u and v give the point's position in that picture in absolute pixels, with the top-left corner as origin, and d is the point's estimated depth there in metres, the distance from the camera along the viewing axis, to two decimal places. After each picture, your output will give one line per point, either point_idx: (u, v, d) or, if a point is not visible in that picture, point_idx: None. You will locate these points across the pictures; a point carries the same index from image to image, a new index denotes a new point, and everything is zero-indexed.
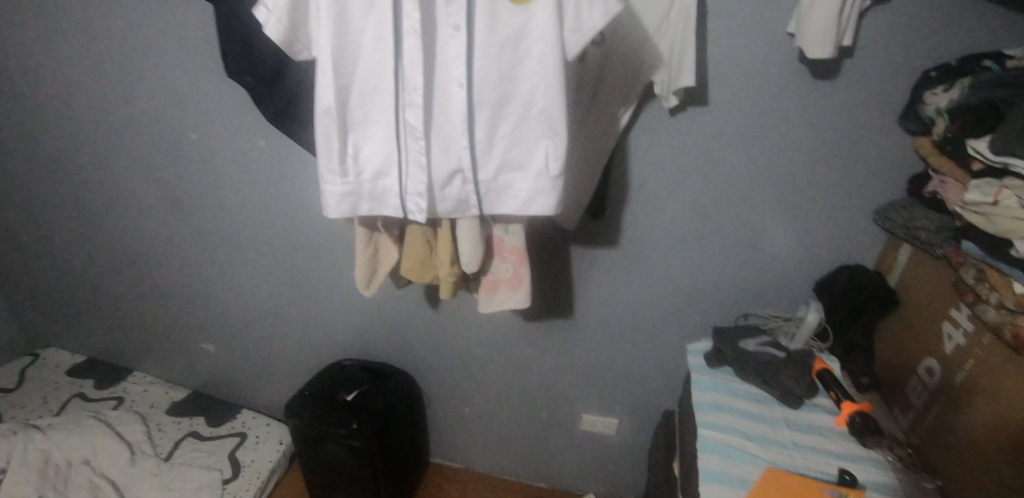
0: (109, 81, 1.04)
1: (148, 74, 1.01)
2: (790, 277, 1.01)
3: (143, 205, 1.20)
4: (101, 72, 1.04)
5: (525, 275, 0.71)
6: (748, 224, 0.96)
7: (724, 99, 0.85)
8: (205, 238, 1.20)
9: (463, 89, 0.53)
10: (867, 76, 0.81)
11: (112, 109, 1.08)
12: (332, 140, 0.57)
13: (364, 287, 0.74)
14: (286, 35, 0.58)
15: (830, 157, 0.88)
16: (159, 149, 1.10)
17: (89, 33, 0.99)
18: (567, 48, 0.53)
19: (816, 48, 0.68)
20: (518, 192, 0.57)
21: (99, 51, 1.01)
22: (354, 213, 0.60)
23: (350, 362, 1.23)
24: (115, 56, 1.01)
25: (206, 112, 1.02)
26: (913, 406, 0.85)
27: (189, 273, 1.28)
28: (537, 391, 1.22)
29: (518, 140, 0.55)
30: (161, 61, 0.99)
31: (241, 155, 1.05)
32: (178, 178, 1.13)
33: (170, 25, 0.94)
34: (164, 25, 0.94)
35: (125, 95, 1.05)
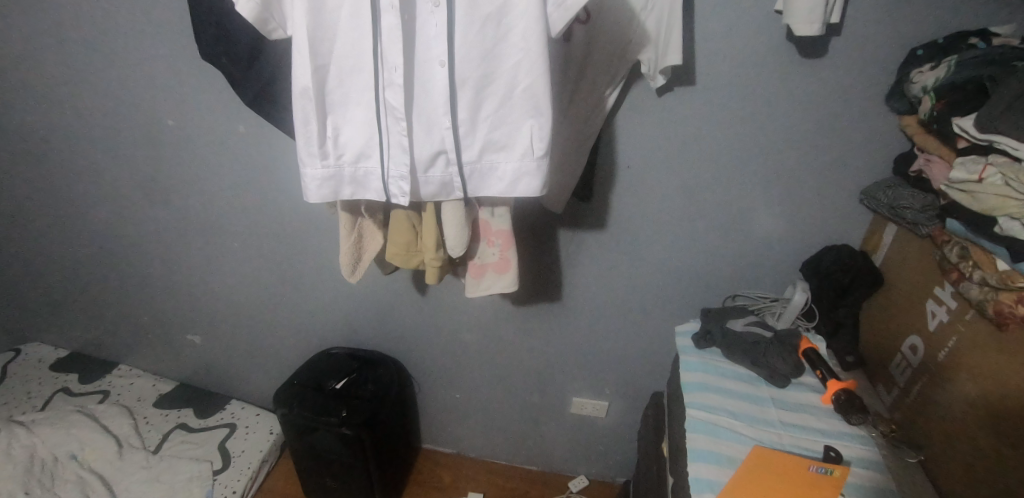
0: (77, 65, 1.00)
1: (119, 57, 0.97)
2: (777, 258, 1.01)
3: (121, 195, 1.17)
4: (69, 55, 0.99)
5: (512, 259, 0.70)
6: (736, 206, 0.96)
7: (711, 79, 0.84)
8: (187, 228, 1.18)
9: (444, 68, 0.51)
10: (854, 55, 0.80)
11: (82, 94, 1.04)
12: (310, 121, 0.55)
13: (348, 274, 0.72)
14: (259, 12, 0.55)
15: (817, 138, 0.88)
16: (134, 136, 1.07)
17: (53, 14, 0.94)
18: (551, 25, 0.51)
19: (804, 25, 0.67)
20: (503, 174, 0.56)
21: (66, 33, 0.96)
22: (336, 197, 0.59)
23: (339, 350, 1.22)
24: (81, 39, 0.96)
25: (181, 97, 0.99)
26: (897, 383, 0.86)
27: (172, 263, 1.25)
28: (527, 375, 1.22)
29: (503, 120, 0.54)
30: (132, 43, 0.95)
31: (220, 140, 1.02)
32: (156, 166, 1.10)
33: (138, 4, 0.90)
34: (133, 5, 0.90)
35: (95, 79, 1.01)
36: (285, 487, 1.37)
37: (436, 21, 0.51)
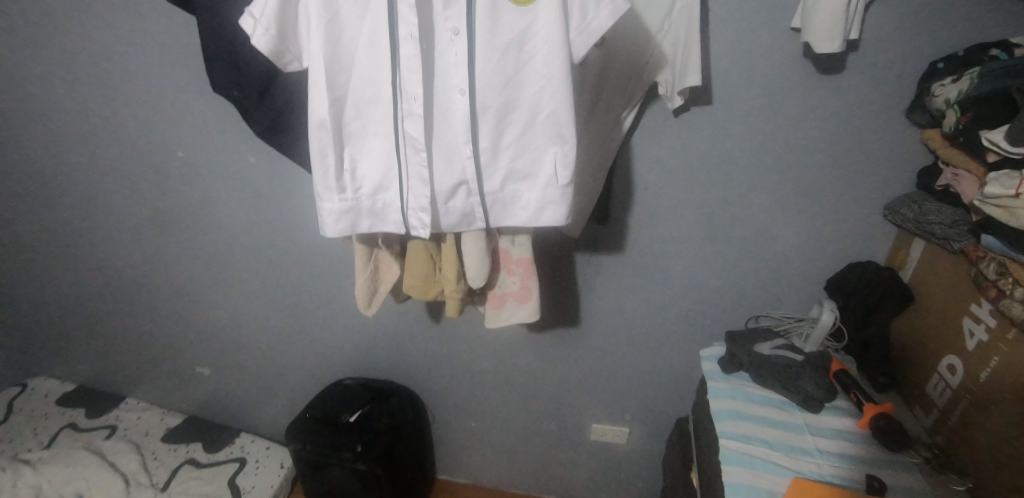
0: (88, 100, 1.01)
1: (132, 91, 0.97)
2: (801, 277, 0.99)
3: (131, 227, 1.16)
4: (82, 90, 1.00)
5: (534, 288, 0.68)
6: (758, 224, 0.94)
7: (728, 99, 0.83)
8: (197, 259, 1.16)
9: (465, 97, 0.50)
10: (871, 71, 0.80)
11: (94, 128, 1.04)
12: (327, 154, 0.53)
13: (363, 307, 0.70)
14: (275, 45, 0.55)
15: (837, 154, 0.87)
16: (145, 169, 1.07)
17: (66, 51, 0.95)
18: (574, 51, 0.50)
19: (824, 42, 0.66)
20: (527, 203, 0.54)
21: (79, 69, 0.97)
22: (353, 231, 0.57)
23: (350, 380, 1.17)
24: (93, 74, 0.97)
25: (192, 128, 0.99)
26: (935, 405, 0.83)
27: (181, 294, 1.24)
28: (545, 402, 1.19)
29: (526, 149, 0.52)
30: (145, 78, 0.95)
31: (231, 172, 1.02)
32: (167, 198, 1.09)
33: (153, 39, 0.90)
34: (147, 40, 0.91)
35: (106, 113, 1.01)
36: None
37: (456, 50, 0.50)
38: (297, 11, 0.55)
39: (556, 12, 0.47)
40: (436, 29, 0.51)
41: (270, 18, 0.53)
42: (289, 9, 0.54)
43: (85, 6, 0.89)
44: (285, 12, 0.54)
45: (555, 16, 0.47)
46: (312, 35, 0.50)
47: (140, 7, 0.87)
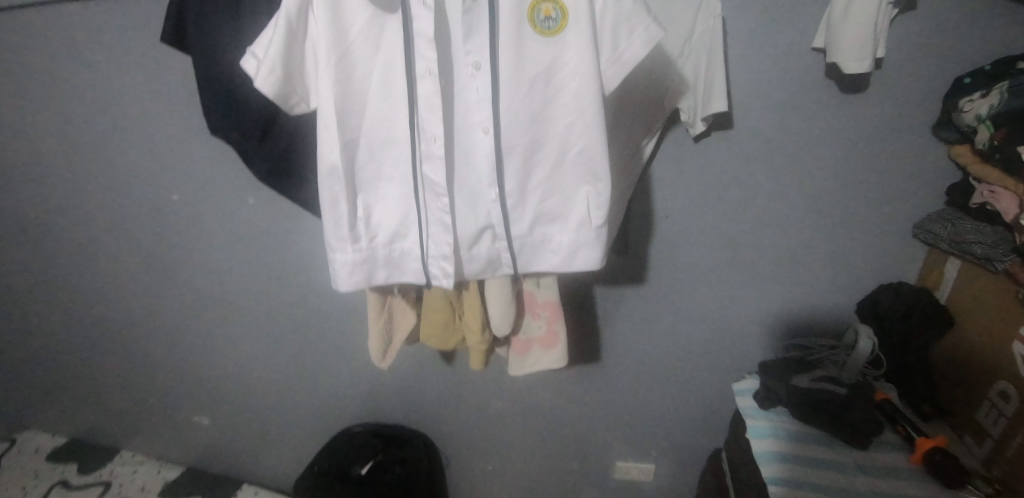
0: (78, 145, 0.96)
1: (127, 133, 0.93)
2: (830, 300, 0.95)
3: (127, 273, 1.10)
4: (72, 134, 0.95)
5: (562, 331, 0.64)
6: (785, 247, 0.90)
7: (749, 121, 0.80)
8: (196, 303, 1.11)
9: (489, 135, 0.46)
10: (894, 88, 0.77)
11: (83, 174, 0.99)
12: (340, 202, 0.49)
13: (378, 361, 0.65)
14: (282, 87, 0.51)
15: (863, 173, 0.84)
16: (141, 212, 1.02)
17: (56, 96, 0.91)
18: (606, 83, 0.46)
19: (853, 63, 0.64)
20: (559, 246, 0.50)
21: (70, 114, 0.93)
22: (369, 283, 0.52)
23: (361, 428, 1.10)
24: (84, 119, 0.93)
25: (189, 171, 0.95)
26: (988, 435, 0.78)
27: (178, 341, 1.18)
28: (566, 441, 1.12)
29: (556, 189, 0.49)
30: (141, 119, 0.91)
31: (231, 213, 0.98)
32: (164, 242, 1.04)
33: (150, 80, 0.87)
34: (143, 82, 0.87)
35: (97, 158, 0.97)
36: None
37: (478, 86, 0.46)
38: (303, 50, 0.51)
39: (587, 43, 0.43)
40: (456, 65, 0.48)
41: (275, 59, 0.49)
42: (295, 48, 0.50)
43: (79, 49, 0.86)
44: (291, 51, 0.50)
45: (586, 47, 0.43)
46: (320, 75, 0.46)
47: (138, 49, 0.84)
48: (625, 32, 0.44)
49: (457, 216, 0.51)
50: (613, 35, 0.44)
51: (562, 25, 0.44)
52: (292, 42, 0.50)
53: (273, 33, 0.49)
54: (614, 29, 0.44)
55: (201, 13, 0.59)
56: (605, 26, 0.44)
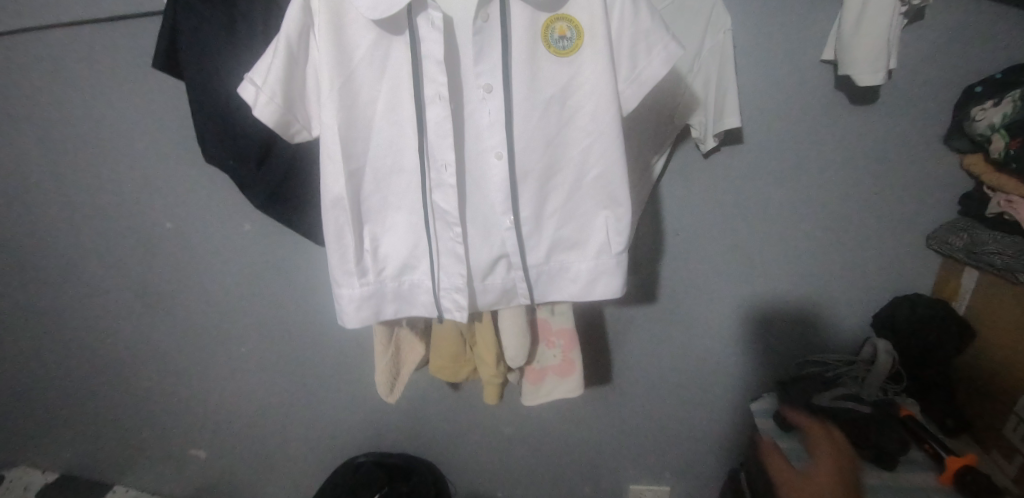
0: (57, 175, 0.91)
1: (112, 161, 0.89)
2: (845, 314, 0.92)
3: (113, 305, 1.05)
4: (50, 162, 0.90)
5: (577, 359, 0.62)
6: (797, 260, 0.88)
7: (759, 135, 0.78)
8: (190, 332, 1.07)
9: (502, 160, 0.44)
10: (904, 99, 0.76)
11: (62, 205, 0.94)
12: (346, 234, 0.46)
13: (385, 395, 0.62)
14: (282, 114, 0.49)
15: (874, 185, 0.83)
16: (128, 242, 0.97)
17: (31, 124, 0.86)
18: (624, 102, 0.44)
19: (866, 75, 0.63)
20: (577, 275, 0.48)
21: (47, 143, 0.88)
22: (377, 318, 0.49)
23: (364, 458, 1.05)
24: (63, 147, 0.88)
25: (182, 198, 0.91)
26: (1018, 450, 0.75)
27: (173, 373, 1.13)
28: (578, 465, 1.08)
29: (573, 214, 0.47)
30: (127, 147, 0.87)
31: (228, 240, 0.94)
32: (154, 272, 1.00)
33: (139, 106, 0.83)
34: (132, 108, 0.83)
35: (78, 188, 0.92)
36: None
37: (490, 110, 0.44)
38: (304, 76, 0.49)
39: (604, 63, 0.42)
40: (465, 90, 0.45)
41: (275, 86, 0.47)
42: (296, 72, 0.48)
43: (60, 75, 0.82)
44: (292, 77, 0.48)
45: (604, 67, 0.42)
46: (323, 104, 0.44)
47: (126, 74, 0.81)
48: (643, 52, 0.43)
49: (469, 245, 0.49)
50: (631, 54, 0.43)
51: (577, 45, 0.43)
52: (292, 67, 0.48)
53: (273, 59, 0.47)
54: (632, 48, 0.43)
55: (196, 38, 0.56)
56: (623, 45, 0.43)
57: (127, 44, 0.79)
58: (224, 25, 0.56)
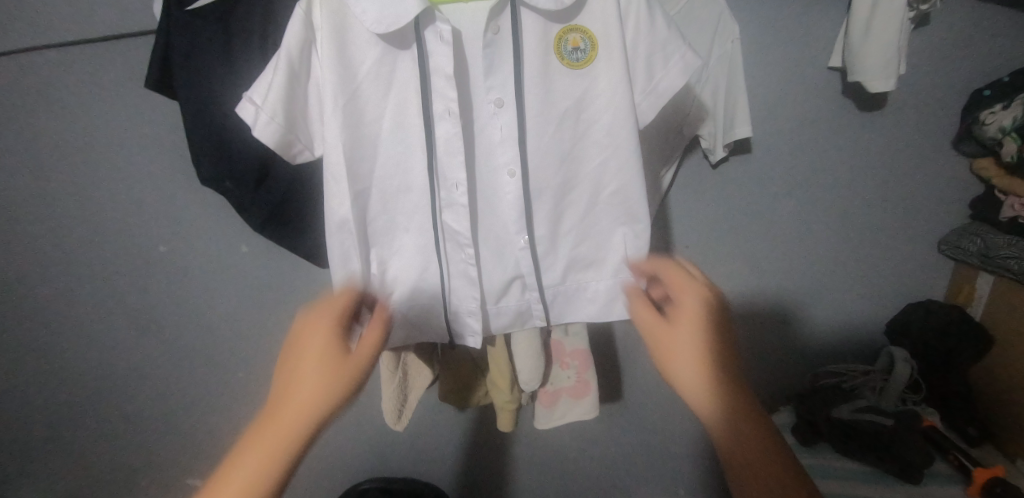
0: (22, 205, 0.84)
1: (91, 187, 0.83)
2: (859, 323, 0.91)
3: (90, 340, 0.98)
4: (16, 193, 0.83)
5: (591, 380, 0.62)
6: (809, 269, 0.86)
7: (767, 144, 0.77)
8: (180, 362, 1.02)
9: (515, 178, 0.44)
10: (912, 104, 0.75)
11: (30, 237, 0.87)
12: (352, 259, 0.45)
13: (393, 423, 0.59)
14: (283, 134, 0.47)
15: (885, 191, 0.81)
16: (108, 272, 0.91)
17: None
18: (641, 115, 0.45)
19: (878, 81, 0.62)
20: (594, 293, 0.49)
21: (14, 171, 0.81)
22: (386, 345, 0.48)
23: (370, 484, 0.98)
24: (32, 174, 0.82)
25: (171, 224, 0.87)
26: None
27: (161, 410, 1.07)
28: (590, 487, 1.04)
29: (589, 231, 0.48)
30: (108, 171, 0.82)
31: (224, 265, 0.91)
32: (139, 301, 0.95)
33: (121, 127, 0.79)
34: (112, 130, 0.79)
35: (49, 218, 0.85)
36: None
37: (502, 124, 0.44)
38: (304, 93, 0.47)
39: (620, 75, 0.43)
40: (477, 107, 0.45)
41: (275, 105, 0.45)
42: (296, 90, 0.46)
43: (28, 98, 0.76)
44: (292, 95, 0.46)
45: (620, 81, 0.43)
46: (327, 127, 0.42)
47: (105, 94, 0.76)
48: (660, 62, 0.44)
49: (482, 265, 0.49)
50: (647, 67, 0.44)
51: (591, 57, 0.43)
52: (293, 84, 0.46)
53: (272, 76, 0.45)
54: (648, 60, 0.44)
55: (189, 56, 0.54)
56: (638, 57, 0.44)
57: (107, 63, 0.75)
58: (218, 42, 0.54)
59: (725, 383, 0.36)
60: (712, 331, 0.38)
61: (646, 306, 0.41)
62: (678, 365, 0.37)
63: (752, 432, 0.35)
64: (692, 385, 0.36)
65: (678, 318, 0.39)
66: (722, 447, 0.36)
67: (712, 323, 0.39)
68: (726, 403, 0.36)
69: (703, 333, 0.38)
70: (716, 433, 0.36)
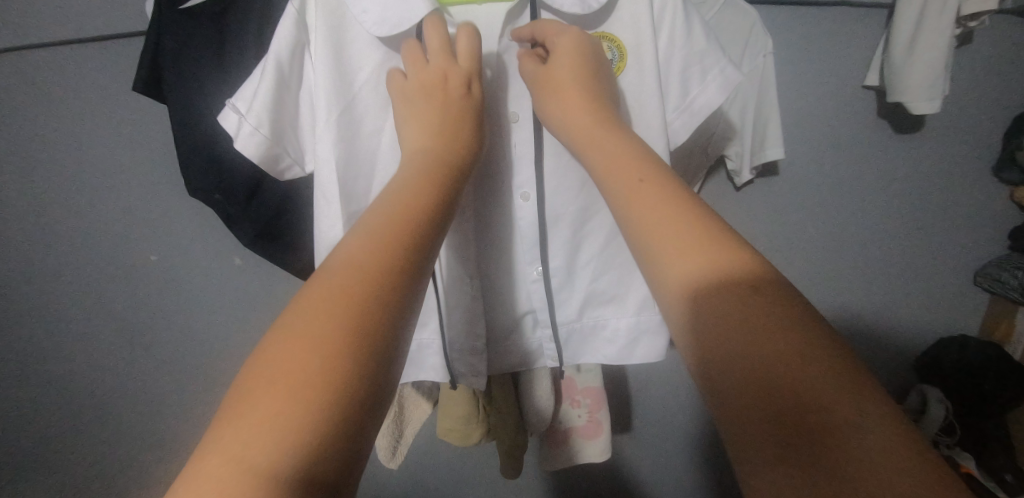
0: None
1: (21, 209, 0.69)
2: (893, 361, 0.84)
3: (10, 391, 0.81)
4: None
5: (603, 421, 0.59)
6: (833, 298, 0.81)
7: (794, 166, 0.72)
8: (117, 415, 0.83)
9: (529, 203, 0.44)
10: (951, 128, 0.70)
11: None
12: None
13: (385, 461, 0.54)
14: (269, 147, 0.43)
15: (920, 219, 0.76)
16: (40, 310, 0.76)
17: None
18: (674, 134, 0.45)
19: (922, 102, 0.57)
20: (614, 331, 0.47)
21: None
22: None
23: None
24: None
25: (115, 247, 0.73)
26: None
27: (81, 476, 0.86)
28: None
29: (607, 266, 0.47)
30: (44, 192, 0.68)
31: (175, 295, 0.77)
32: (75, 344, 0.79)
33: (60, 140, 0.66)
34: (50, 141, 0.66)
35: None
36: (285, 383, 0.25)
37: (517, 140, 0.43)
38: (295, 99, 0.43)
39: (653, 86, 0.43)
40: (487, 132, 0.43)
41: (262, 115, 0.41)
42: (283, 98, 0.42)
43: None
44: (279, 106, 0.42)
45: (651, 93, 0.43)
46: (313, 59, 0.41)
47: (42, 99, 0.64)
48: (697, 75, 0.44)
49: (489, 294, 0.48)
50: (683, 80, 0.44)
51: (618, 68, 0.44)
52: (282, 91, 0.42)
53: (260, 81, 0.41)
54: (684, 73, 0.44)
55: (177, 59, 0.50)
56: (672, 71, 0.44)
57: (45, 64, 0.62)
58: (211, 43, 0.51)
59: (600, 115, 0.37)
60: (588, 72, 0.39)
61: (528, 55, 0.41)
62: (550, 100, 0.39)
63: (627, 149, 0.35)
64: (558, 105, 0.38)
65: (554, 57, 0.39)
66: (598, 166, 0.35)
67: (589, 63, 0.39)
68: (591, 114, 0.37)
69: (580, 73, 0.38)
70: (592, 154, 0.36)
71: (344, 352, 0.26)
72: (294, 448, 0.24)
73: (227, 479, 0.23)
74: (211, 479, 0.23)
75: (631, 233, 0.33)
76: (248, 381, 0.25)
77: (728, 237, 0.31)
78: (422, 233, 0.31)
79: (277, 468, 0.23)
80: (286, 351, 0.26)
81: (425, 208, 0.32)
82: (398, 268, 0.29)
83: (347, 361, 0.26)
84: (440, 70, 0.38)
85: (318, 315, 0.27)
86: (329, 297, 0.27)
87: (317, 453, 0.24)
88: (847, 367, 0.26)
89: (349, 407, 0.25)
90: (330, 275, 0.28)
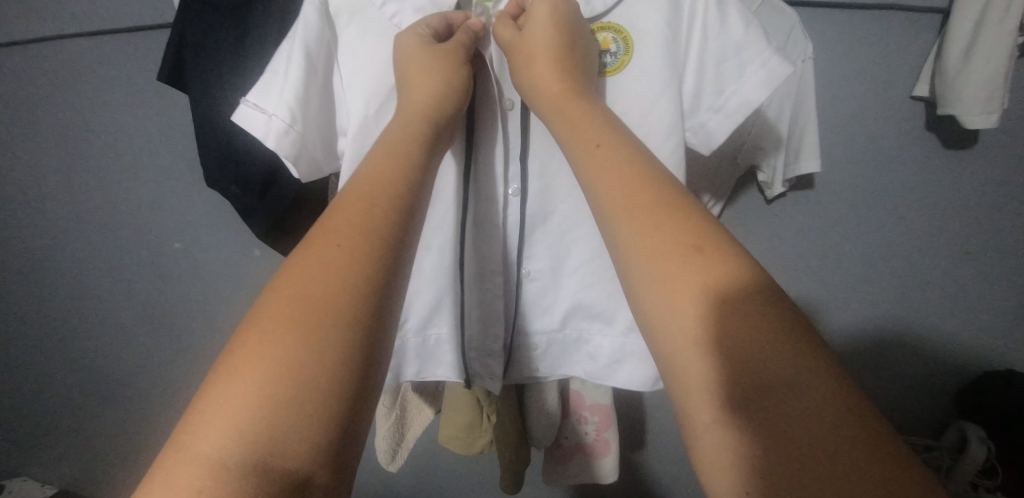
0: None
1: (58, 194, 0.72)
2: (932, 391, 0.77)
3: (42, 365, 0.84)
4: None
5: (612, 440, 0.56)
6: (869, 319, 0.76)
7: (831, 178, 0.68)
8: (136, 394, 0.85)
9: (517, 198, 0.45)
10: (1012, 143, 0.64)
11: None
12: None
13: (385, 464, 0.54)
14: (301, 143, 0.43)
15: (974, 241, 0.69)
16: (72, 290, 0.79)
17: None
18: (710, 134, 0.44)
19: (977, 115, 0.52)
20: (596, 349, 0.49)
21: None
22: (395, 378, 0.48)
23: None
24: None
25: (140, 233, 0.74)
26: None
27: (100, 448, 0.89)
28: None
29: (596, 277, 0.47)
30: (79, 178, 0.70)
31: (193, 281, 0.77)
32: (100, 324, 0.81)
33: (94, 127, 0.67)
34: (83, 127, 0.67)
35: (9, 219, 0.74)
36: (236, 386, 0.26)
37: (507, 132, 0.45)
38: (317, 91, 0.44)
39: (664, 81, 0.42)
40: (502, 120, 0.44)
41: (294, 110, 0.42)
42: (309, 89, 0.43)
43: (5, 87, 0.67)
44: (307, 97, 0.43)
45: (671, 89, 0.42)
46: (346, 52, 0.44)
47: (77, 86, 0.65)
48: (736, 70, 0.42)
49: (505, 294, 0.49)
50: (719, 77, 0.43)
51: (621, 61, 0.44)
52: (309, 83, 0.43)
53: (289, 72, 0.42)
54: (719, 68, 0.43)
55: (199, 48, 0.50)
56: (708, 68, 0.43)
57: (82, 53, 0.64)
58: (232, 34, 0.51)
59: (571, 84, 0.38)
60: (560, 51, 0.39)
61: (502, 21, 0.41)
62: (531, 65, 0.39)
63: (592, 117, 0.37)
64: (540, 78, 0.39)
65: (532, 28, 0.40)
66: (563, 132, 0.37)
67: (569, 35, 0.40)
68: (569, 89, 0.38)
69: (553, 43, 0.39)
70: (558, 121, 0.37)
71: (298, 351, 0.27)
72: (244, 446, 0.25)
73: (183, 477, 0.25)
74: (170, 467, 0.25)
75: (598, 208, 0.34)
76: (217, 380, 0.27)
77: (688, 217, 0.32)
78: (386, 228, 0.31)
79: (227, 459, 0.25)
80: (254, 353, 0.27)
81: (384, 204, 0.32)
82: (354, 265, 0.30)
83: (298, 358, 0.27)
84: (423, 48, 0.39)
85: (274, 318, 0.28)
86: (298, 295, 0.29)
87: (282, 452, 0.26)
88: (788, 327, 0.29)
89: (299, 404, 0.26)
90: (299, 268, 0.30)
